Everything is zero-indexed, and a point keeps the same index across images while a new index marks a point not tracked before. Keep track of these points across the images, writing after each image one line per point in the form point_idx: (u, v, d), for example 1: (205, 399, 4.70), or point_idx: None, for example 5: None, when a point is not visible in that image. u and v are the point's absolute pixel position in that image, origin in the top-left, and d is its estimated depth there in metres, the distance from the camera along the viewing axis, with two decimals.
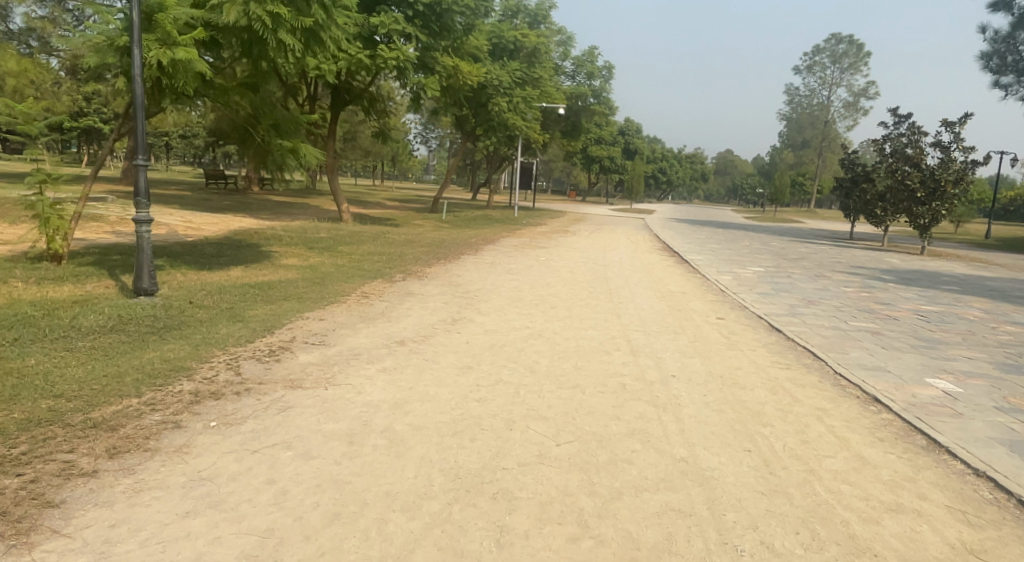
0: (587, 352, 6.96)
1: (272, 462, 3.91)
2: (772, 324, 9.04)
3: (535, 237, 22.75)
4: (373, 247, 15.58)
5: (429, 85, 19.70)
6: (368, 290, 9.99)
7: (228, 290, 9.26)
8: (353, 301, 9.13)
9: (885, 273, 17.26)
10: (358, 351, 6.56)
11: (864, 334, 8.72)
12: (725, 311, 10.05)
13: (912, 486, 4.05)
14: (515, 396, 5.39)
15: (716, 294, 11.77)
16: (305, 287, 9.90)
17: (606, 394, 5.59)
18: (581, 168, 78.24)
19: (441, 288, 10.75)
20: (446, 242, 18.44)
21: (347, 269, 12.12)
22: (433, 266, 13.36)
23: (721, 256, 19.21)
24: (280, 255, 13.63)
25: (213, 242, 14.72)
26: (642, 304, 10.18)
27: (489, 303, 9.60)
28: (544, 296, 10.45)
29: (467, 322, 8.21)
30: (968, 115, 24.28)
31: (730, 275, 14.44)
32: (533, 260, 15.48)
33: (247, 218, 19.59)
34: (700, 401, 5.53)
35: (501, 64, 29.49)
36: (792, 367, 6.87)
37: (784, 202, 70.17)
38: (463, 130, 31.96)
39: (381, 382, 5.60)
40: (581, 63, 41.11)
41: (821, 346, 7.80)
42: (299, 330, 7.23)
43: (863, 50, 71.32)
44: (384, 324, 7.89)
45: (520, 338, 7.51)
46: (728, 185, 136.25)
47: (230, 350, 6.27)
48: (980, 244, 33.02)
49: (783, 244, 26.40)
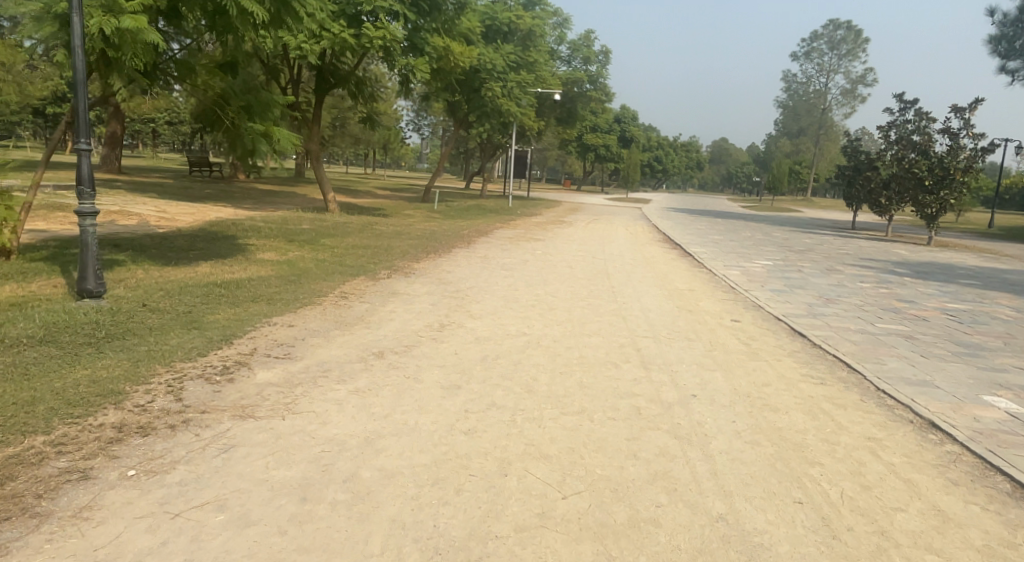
0: (594, 366, 6.10)
1: (194, 533, 3.01)
2: (793, 327, 8.18)
3: (531, 228, 21.80)
4: (358, 240, 14.62)
5: (419, 66, 18.69)
6: (348, 290, 9.09)
7: (190, 290, 8.29)
8: (330, 303, 8.19)
9: (899, 266, 16.45)
10: (328, 367, 5.64)
11: (897, 338, 7.88)
12: (739, 312, 9.17)
13: (1015, 557, 3.19)
14: (511, 427, 4.51)
15: (727, 292, 10.90)
16: (277, 287, 8.94)
17: (619, 423, 4.70)
18: (576, 157, 77.27)
19: (429, 286, 9.87)
20: (436, 234, 17.50)
21: (327, 265, 11.19)
22: (421, 261, 12.46)
23: (724, 248, 18.36)
24: (256, 248, 12.68)
25: (185, 235, 13.73)
26: (649, 305, 9.32)
27: (481, 305, 8.70)
28: (542, 296, 9.56)
29: (456, 328, 7.29)
30: (979, 101, 23.44)
31: (738, 270, 13.60)
32: (528, 254, 14.56)
33: (226, 208, 18.61)
34: (730, 430, 4.66)
35: (495, 47, 28.42)
36: (826, 381, 6.02)
37: (781, 191, 69.35)
38: (456, 117, 30.92)
39: (352, 408, 4.70)
40: (577, 47, 40.11)
41: (854, 354, 6.95)
42: (263, 339, 6.31)
43: (861, 35, 70.41)
44: (362, 331, 6.97)
45: (516, 347, 6.64)
46: (724, 175, 135.35)
47: (175, 366, 5.34)
48: (984, 235, 32.28)
49: (786, 235, 25.54)
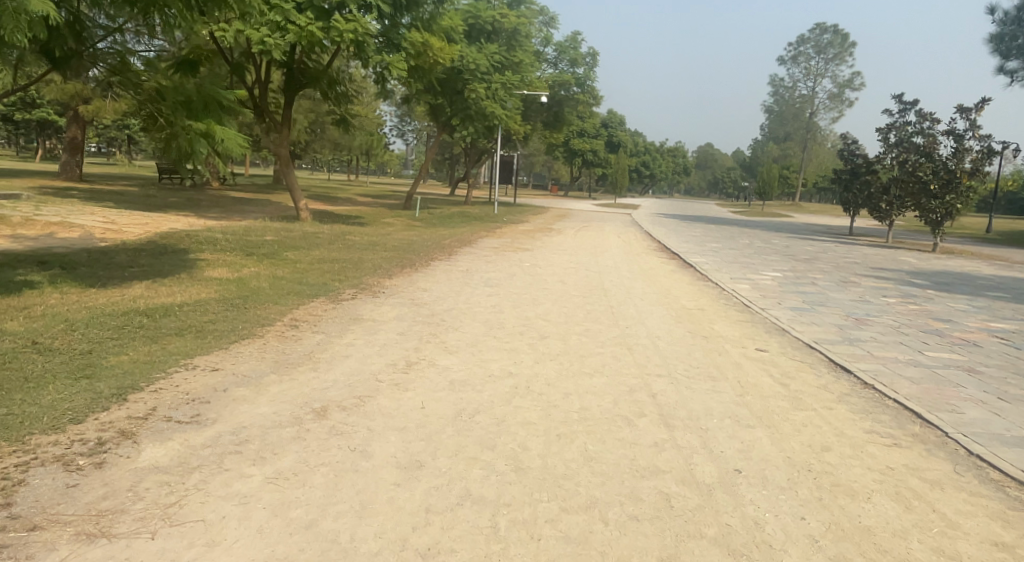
0: (602, 425, 4.70)
1: None
2: (833, 360, 6.83)
3: (517, 237, 20.47)
4: (327, 253, 13.19)
5: (395, 64, 17.23)
6: (300, 316, 7.64)
7: (103, 321, 6.77)
8: (274, 335, 6.71)
9: (916, 276, 15.24)
10: (245, 435, 4.17)
11: (958, 372, 6.59)
12: (762, 338, 7.82)
13: None
14: (492, 542, 3.08)
15: (741, 311, 9.56)
16: (215, 312, 7.46)
17: (646, 527, 3.29)
18: (563, 162, 76.12)
19: (399, 309, 8.48)
20: (415, 245, 16.09)
21: (284, 284, 9.77)
22: (394, 277, 11.07)
23: (726, 257, 17.11)
24: (207, 264, 11.21)
25: (128, 249, 12.25)
26: (656, 330, 7.97)
27: (458, 334, 7.28)
28: (532, 320, 8.15)
29: (425, 369, 5.87)
30: (985, 100, 22.50)
31: (748, 284, 12.32)
32: (514, 266, 13.24)
33: (185, 218, 17.10)
34: (805, 538, 3.27)
35: (478, 47, 27.08)
36: (900, 442, 4.66)
37: (771, 196, 68.71)
38: (438, 121, 29.59)
39: (261, 512, 3.25)
40: (564, 49, 38.93)
41: (918, 398, 5.64)
42: (170, 392, 4.83)
43: (848, 39, 69.93)
44: (307, 376, 5.52)
45: (500, 396, 5.24)
46: (710, 179, 135.16)
47: (29, 444, 3.85)
48: (985, 240, 31.26)
49: (785, 241, 24.36)
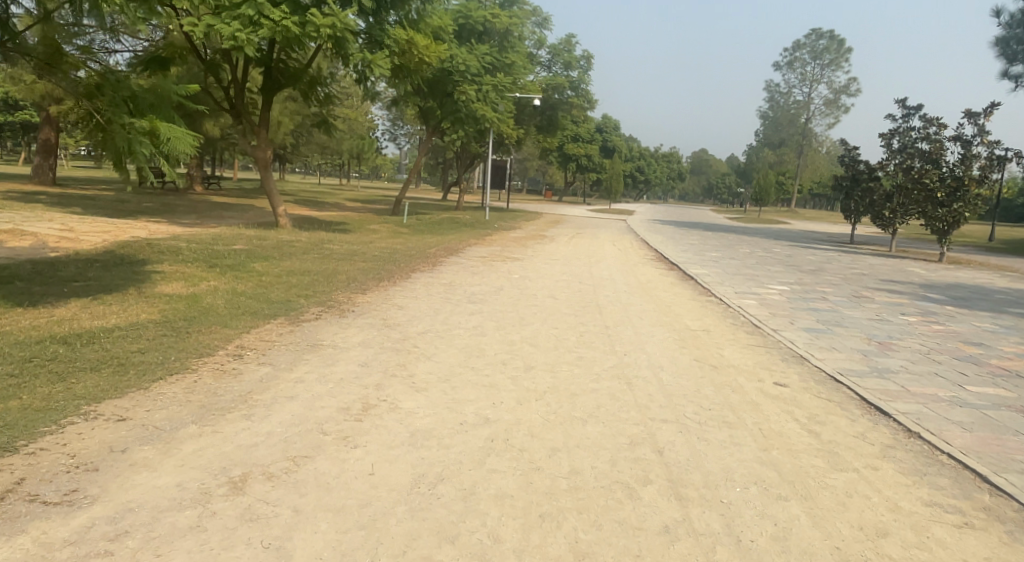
0: (597, 498, 3.71)
1: None
2: (865, 399, 5.87)
3: (508, 244, 19.49)
4: (300, 264, 12.19)
5: (378, 62, 16.23)
6: (249, 343, 6.61)
7: (7, 352, 5.72)
8: (209, 369, 5.67)
9: (930, 290, 14.35)
10: (126, 525, 3.15)
11: (1012, 414, 5.64)
12: (779, 369, 6.85)
13: None
14: None
15: (751, 332, 8.63)
16: (148, 340, 6.43)
17: None
18: (557, 167, 75.22)
19: (367, 332, 7.48)
20: (398, 255, 15.14)
21: (242, 301, 8.76)
22: (369, 292, 10.10)
23: (728, 268, 16.20)
24: (163, 278, 10.21)
25: (81, 260, 11.22)
26: (659, 358, 7.01)
27: (431, 365, 6.27)
28: (516, 346, 7.16)
29: (384, 415, 4.86)
30: (994, 105, 21.83)
31: (755, 299, 11.40)
32: (502, 278, 12.28)
33: (152, 224, 16.06)
34: None
35: (469, 47, 26.05)
36: (973, 521, 3.70)
37: (767, 203, 67.84)
38: (428, 124, 28.69)
39: None
40: (558, 52, 38.16)
41: (978, 453, 4.68)
42: (49, 456, 3.80)
43: (844, 45, 69.38)
44: (237, 426, 4.50)
45: (471, 455, 4.22)
46: (705, 185, 134.69)
47: None
48: (988, 249, 30.49)
49: (786, 250, 23.54)
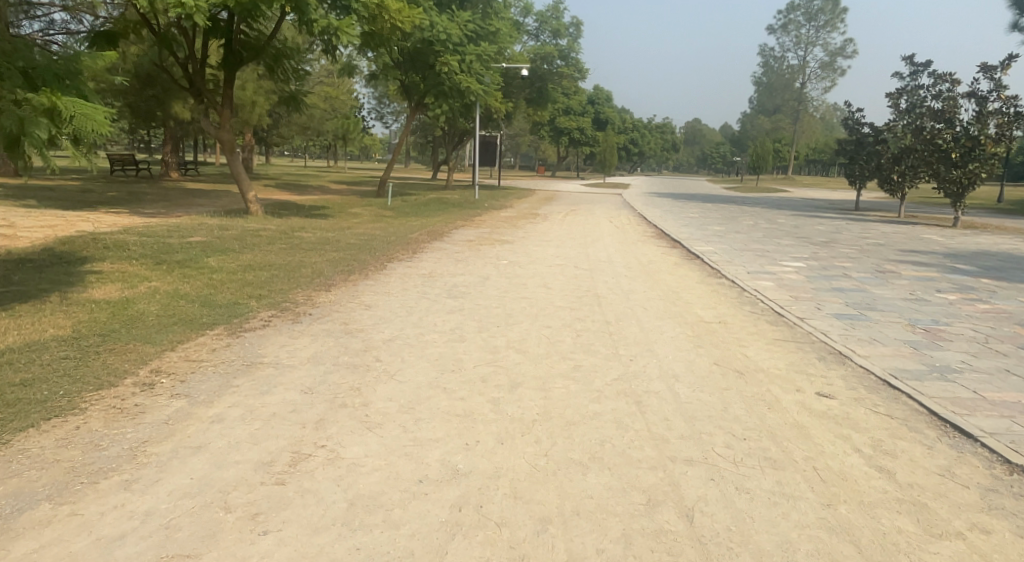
0: None
1: None
2: (935, 414, 4.67)
3: (497, 225, 18.20)
4: (263, 258, 10.91)
5: (345, 28, 14.72)
6: (169, 367, 5.33)
7: None
8: (103, 408, 4.44)
9: (956, 260, 13.17)
10: None
11: None
12: (818, 372, 5.65)
13: None
14: None
15: (774, 323, 7.40)
16: (41, 366, 5.18)
17: None
18: (549, 142, 73.36)
19: (319, 342, 6.24)
20: (376, 241, 13.89)
21: (179, 305, 7.50)
22: (335, 288, 8.86)
23: (735, 243, 14.98)
24: (99, 279, 8.94)
25: (11, 260, 9.93)
26: (671, 364, 5.78)
27: (391, 387, 5.04)
28: (500, 355, 5.91)
29: (318, 472, 3.63)
30: (1011, 57, 20.50)
31: (770, 279, 10.17)
32: (488, 265, 11.03)
33: (106, 216, 14.73)
34: None
35: (450, 15, 24.41)
36: None
37: (764, 171, 66.23)
38: (411, 100, 27.26)
39: None
40: (545, 19, 36.58)
41: None
42: None
43: (840, 5, 67.32)
44: (108, 502, 3.25)
45: (426, 540, 2.98)
46: (700, 155, 132.84)
47: None
48: (999, 211, 29.29)
49: (792, 221, 22.31)
